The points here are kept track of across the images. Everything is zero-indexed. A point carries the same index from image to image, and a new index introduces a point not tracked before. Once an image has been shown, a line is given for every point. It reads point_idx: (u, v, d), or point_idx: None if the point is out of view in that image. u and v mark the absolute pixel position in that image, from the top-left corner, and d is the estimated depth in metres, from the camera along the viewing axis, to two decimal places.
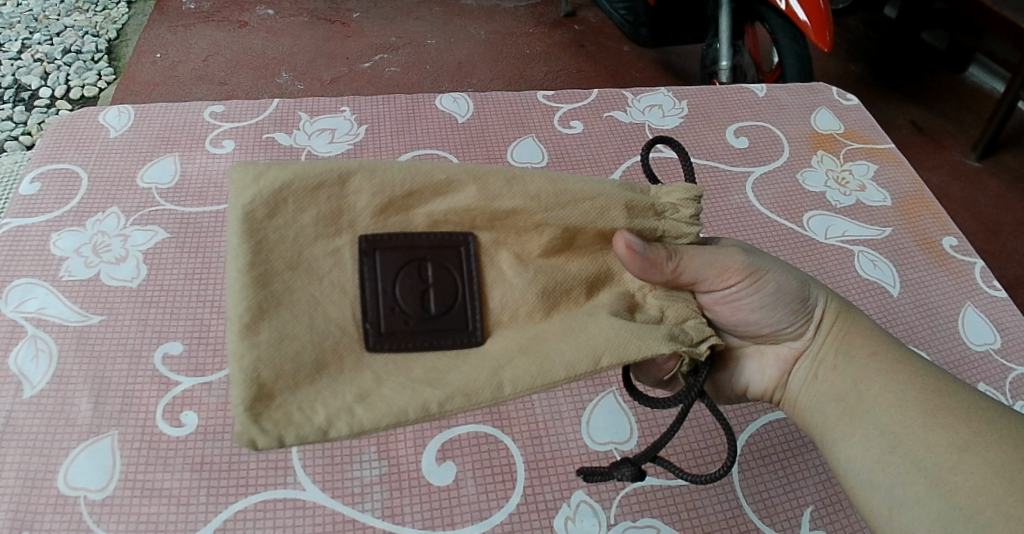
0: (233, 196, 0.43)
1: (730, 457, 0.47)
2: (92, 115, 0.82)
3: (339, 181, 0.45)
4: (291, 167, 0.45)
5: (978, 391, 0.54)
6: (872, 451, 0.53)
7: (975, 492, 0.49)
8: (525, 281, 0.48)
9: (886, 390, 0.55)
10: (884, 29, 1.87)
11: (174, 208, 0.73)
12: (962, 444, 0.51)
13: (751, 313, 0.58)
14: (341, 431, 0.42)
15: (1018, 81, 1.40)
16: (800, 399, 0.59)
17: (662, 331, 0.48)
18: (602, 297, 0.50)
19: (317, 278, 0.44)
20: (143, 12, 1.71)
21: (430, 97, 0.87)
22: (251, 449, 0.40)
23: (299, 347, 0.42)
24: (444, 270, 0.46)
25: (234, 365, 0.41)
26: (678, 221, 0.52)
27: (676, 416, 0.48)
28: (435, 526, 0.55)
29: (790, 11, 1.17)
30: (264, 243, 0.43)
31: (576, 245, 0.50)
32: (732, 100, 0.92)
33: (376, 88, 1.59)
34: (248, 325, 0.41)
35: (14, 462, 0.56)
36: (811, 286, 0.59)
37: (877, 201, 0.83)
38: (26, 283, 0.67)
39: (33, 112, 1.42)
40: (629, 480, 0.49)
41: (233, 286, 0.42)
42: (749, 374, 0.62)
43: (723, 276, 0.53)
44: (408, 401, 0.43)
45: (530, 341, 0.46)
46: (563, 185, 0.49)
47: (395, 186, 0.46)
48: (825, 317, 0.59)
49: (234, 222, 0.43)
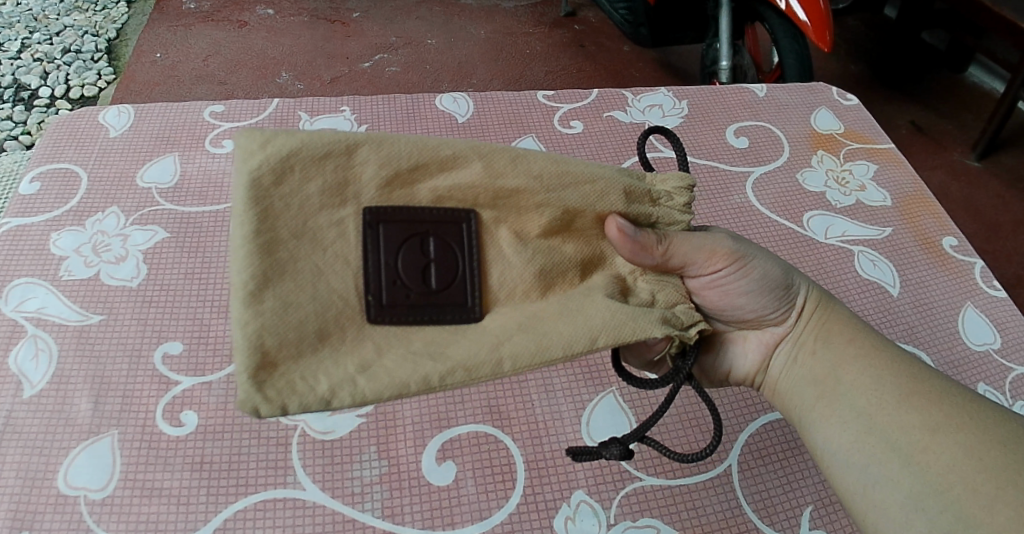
0: (240, 160, 0.43)
1: (716, 438, 0.50)
2: (92, 115, 0.82)
3: (346, 152, 0.45)
4: (299, 135, 0.44)
5: (950, 379, 0.54)
6: (849, 433, 0.53)
7: (947, 471, 0.49)
8: (524, 259, 0.48)
9: (864, 374, 0.55)
10: (884, 29, 1.87)
11: (174, 209, 0.73)
12: (935, 425, 0.51)
13: (737, 297, 0.58)
14: (344, 401, 0.42)
15: (1018, 81, 1.40)
16: (780, 382, 0.60)
17: (655, 314, 0.49)
18: (595, 278, 0.50)
19: (321, 248, 0.43)
20: (143, 12, 1.71)
21: (431, 97, 0.87)
22: (253, 417, 0.40)
23: (302, 317, 0.42)
24: (445, 245, 0.46)
25: (239, 332, 0.40)
26: (672, 208, 0.53)
27: (664, 398, 0.50)
28: (435, 525, 0.55)
29: (790, 11, 1.17)
30: (270, 211, 0.43)
31: (574, 227, 0.50)
32: (732, 100, 0.92)
33: (376, 88, 1.59)
34: (253, 293, 0.41)
35: (14, 462, 0.56)
36: (794, 274, 0.59)
37: (877, 201, 0.83)
38: (25, 283, 0.66)
39: (32, 112, 1.42)
40: (617, 459, 0.50)
41: (238, 252, 0.41)
42: (734, 357, 0.62)
43: (712, 259, 0.54)
44: (410, 374, 0.43)
45: (527, 319, 0.47)
46: (565, 167, 0.50)
47: (402, 159, 0.45)
48: (808, 304, 0.59)
49: (240, 187, 0.42)
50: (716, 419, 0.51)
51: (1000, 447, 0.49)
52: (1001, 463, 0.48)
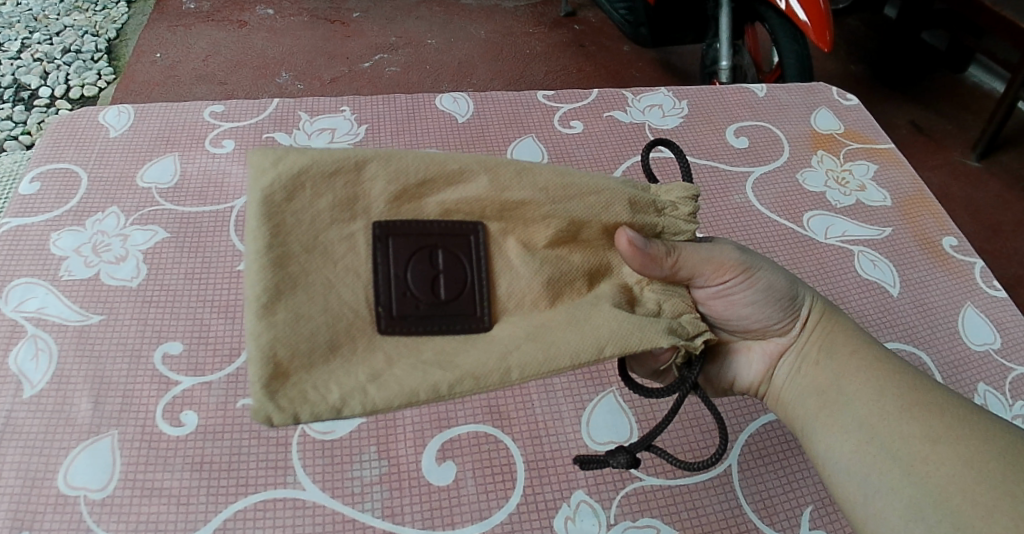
0: (253, 178, 0.43)
1: (721, 447, 0.50)
2: (92, 115, 0.82)
3: (355, 168, 0.45)
4: (309, 153, 0.45)
5: (950, 389, 0.55)
6: (850, 442, 0.53)
7: (946, 481, 0.49)
8: (532, 270, 0.48)
9: (867, 384, 0.55)
10: (884, 29, 1.87)
11: (174, 208, 0.73)
12: (935, 435, 0.51)
13: (742, 308, 0.58)
14: (354, 410, 0.42)
15: (1018, 81, 1.40)
16: (783, 392, 0.60)
17: (662, 324, 0.49)
18: (602, 288, 0.50)
19: (332, 262, 0.44)
20: (143, 12, 1.71)
21: (431, 97, 0.87)
22: (266, 426, 0.40)
23: (314, 328, 0.42)
24: (454, 257, 0.46)
25: (252, 343, 0.41)
26: (678, 218, 0.52)
27: (671, 408, 0.50)
28: (435, 525, 0.55)
29: (790, 11, 1.17)
30: (282, 226, 0.43)
31: (581, 238, 0.50)
32: (732, 100, 0.92)
33: (376, 88, 1.59)
34: (266, 305, 0.41)
35: (14, 462, 0.56)
36: (799, 286, 0.59)
37: (877, 201, 0.83)
38: (25, 283, 0.66)
39: (32, 112, 1.42)
40: (624, 467, 0.50)
41: (251, 267, 0.42)
42: (738, 367, 0.62)
43: (719, 272, 0.54)
44: (419, 382, 0.43)
45: (535, 328, 0.47)
46: (571, 180, 0.50)
47: (410, 174, 0.46)
48: (812, 315, 0.59)
49: (253, 205, 0.43)
50: (723, 427, 0.51)
51: (999, 459, 0.49)
52: (1000, 475, 0.49)
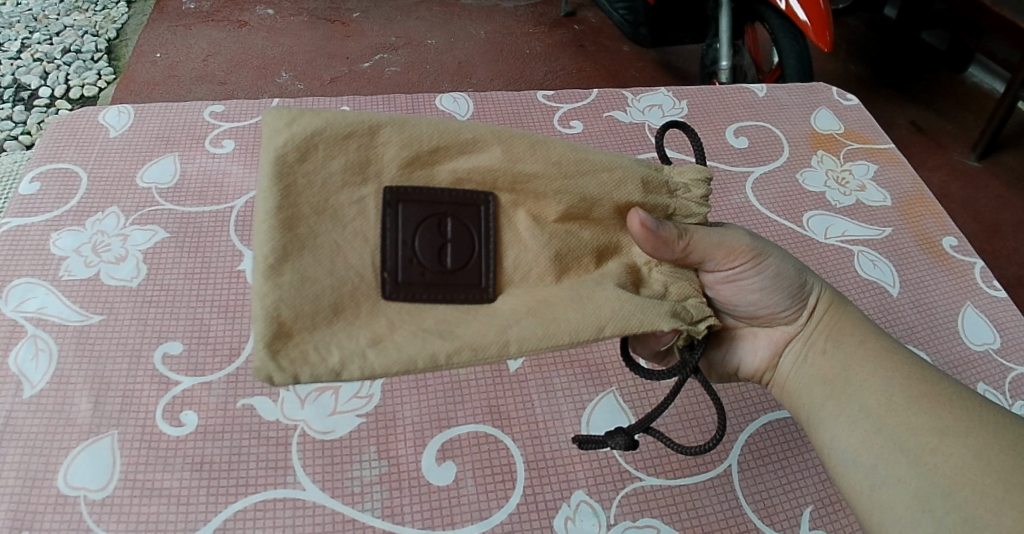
0: (267, 138, 0.44)
1: (719, 432, 0.50)
2: (92, 115, 0.82)
3: (369, 132, 0.46)
4: (324, 116, 0.45)
5: (959, 382, 0.55)
6: (857, 432, 0.53)
7: (954, 472, 0.49)
8: (540, 244, 0.48)
9: (874, 374, 0.55)
10: (885, 29, 1.87)
11: (174, 208, 0.73)
12: (944, 427, 0.51)
13: (751, 294, 0.58)
14: (353, 374, 0.43)
15: (1018, 82, 1.40)
16: (788, 378, 0.60)
17: (665, 307, 0.49)
18: (610, 267, 0.50)
19: (342, 226, 0.44)
20: (143, 11, 1.71)
21: (431, 97, 0.87)
22: (267, 384, 0.41)
23: (319, 290, 0.43)
24: (463, 227, 0.46)
25: (257, 301, 0.41)
26: (689, 200, 0.53)
27: (671, 389, 0.51)
28: (435, 525, 0.55)
29: (790, 11, 1.17)
30: (293, 187, 0.44)
31: (592, 216, 0.50)
32: (732, 100, 0.92)
33: (376, 88, 1.59)
34: (273, 266, 0.42)
35: (14, 462, 0.56)
36: (808, 274, 0.59)
37: (877, 201, 0.83)
38: (25, 283, 0.66)
39: (32, 112, 1.42)
40: (623, 448, 0.51)
41: (261, 227, 0.42)
42: (743, 354, 0.63)
43: (730, 256, 0.54)
44: (418, 350, 0.43)
45: (538, 303, 0.47)
46: (584, 154, 0.50)
47: (423, 140, 0.46)
48: (819, 304, 0.60)
49: (265, 164, 0.44)
50: (721, 412, 0.51)
51: (1008, 450, 0.49)
52: (1010, 467, 0.48)
